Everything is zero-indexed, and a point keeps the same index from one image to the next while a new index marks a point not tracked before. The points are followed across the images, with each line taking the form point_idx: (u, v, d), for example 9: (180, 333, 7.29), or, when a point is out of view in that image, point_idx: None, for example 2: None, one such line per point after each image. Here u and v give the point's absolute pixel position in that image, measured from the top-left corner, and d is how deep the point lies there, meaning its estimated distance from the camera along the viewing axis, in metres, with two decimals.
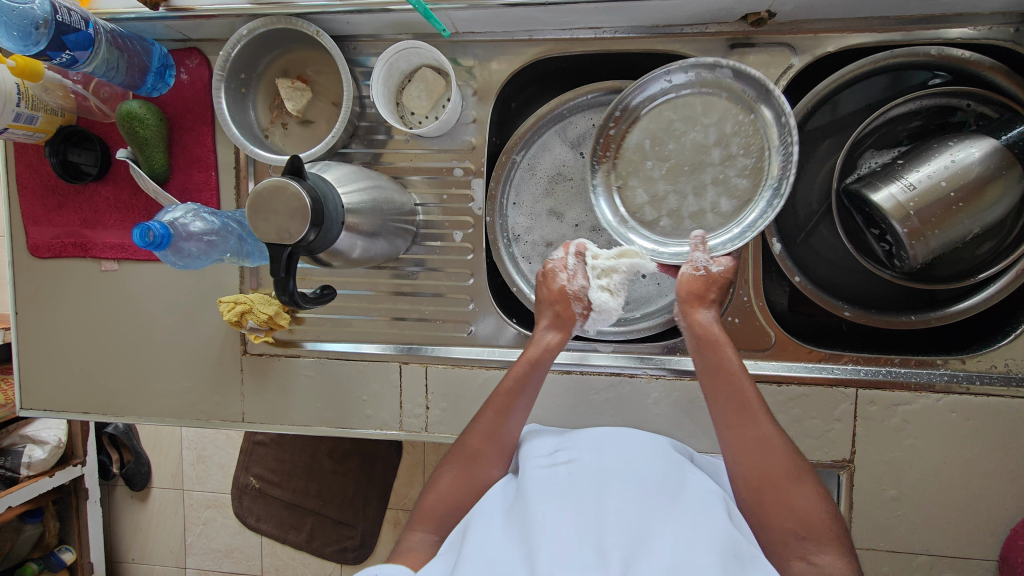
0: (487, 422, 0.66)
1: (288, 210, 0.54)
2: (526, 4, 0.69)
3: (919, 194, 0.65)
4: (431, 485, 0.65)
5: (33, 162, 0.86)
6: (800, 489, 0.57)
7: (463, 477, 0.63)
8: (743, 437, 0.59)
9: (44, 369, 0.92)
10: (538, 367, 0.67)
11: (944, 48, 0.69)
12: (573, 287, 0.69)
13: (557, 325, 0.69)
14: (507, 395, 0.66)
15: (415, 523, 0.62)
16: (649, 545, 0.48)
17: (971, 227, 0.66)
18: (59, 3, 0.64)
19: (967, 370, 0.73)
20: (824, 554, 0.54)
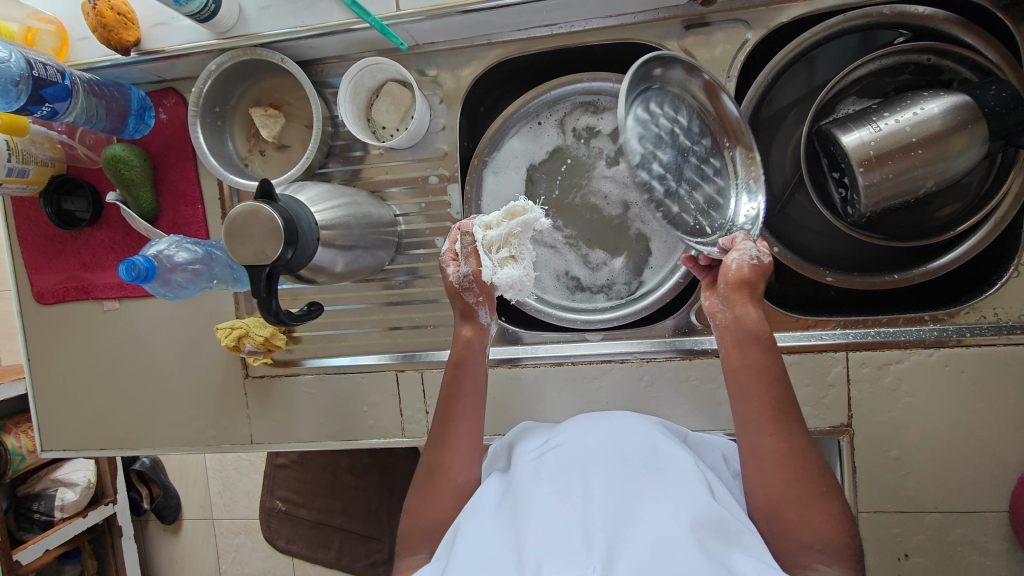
0: (437, 435, 0.67)
1: (262, 233, 0.56)
2: (479, 9, 0.71)
3: (881, 142, 0.65)
4: (412, 506, 0.65)
5: (31, 215, 0.90)
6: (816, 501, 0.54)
7: (435, 494, 0.64)
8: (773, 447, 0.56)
9: (62, 410, 0.95)
10: (467, 366, 0.68)
11: (897, 5, 0.70)
12: (457, 278, 0.66)
13: (466, 319, 0.69)
14: (448, 400, 0.67)
15: (407, 548, 0.64)
16: (634, 521, 0.50)
17: (929, 178, 0.66)
18: (35, 59, 0.67)
19: (956, 323, 0.73)
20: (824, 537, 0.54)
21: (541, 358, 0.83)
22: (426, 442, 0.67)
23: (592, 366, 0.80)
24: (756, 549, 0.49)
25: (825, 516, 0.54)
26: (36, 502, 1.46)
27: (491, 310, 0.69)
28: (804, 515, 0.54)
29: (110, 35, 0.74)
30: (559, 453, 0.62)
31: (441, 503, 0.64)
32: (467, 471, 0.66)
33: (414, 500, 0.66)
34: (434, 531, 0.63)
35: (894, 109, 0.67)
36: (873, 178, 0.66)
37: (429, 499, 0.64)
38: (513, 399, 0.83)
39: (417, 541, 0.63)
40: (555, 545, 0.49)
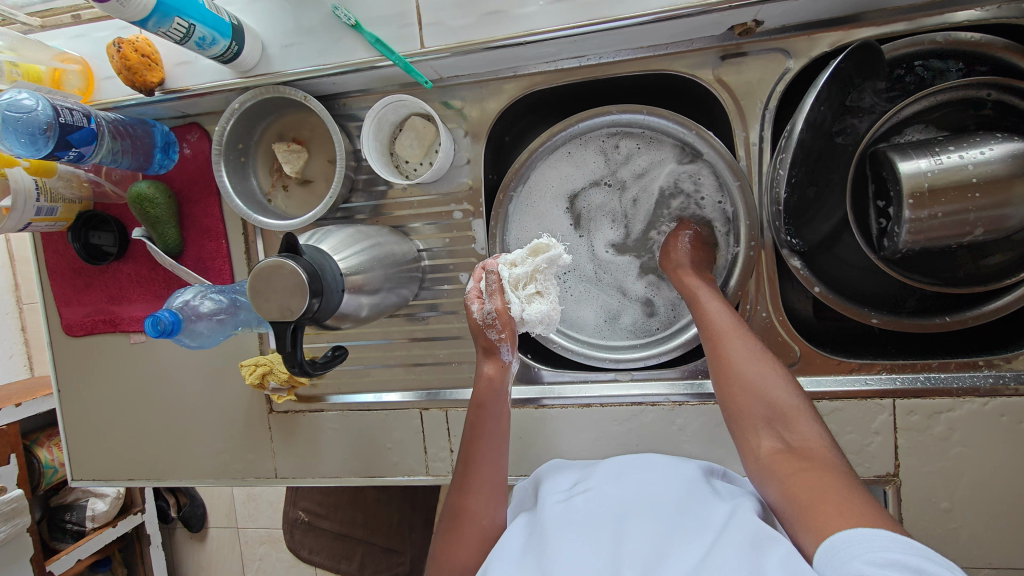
0: (460, 478, 0.65)
1: (287, 288, 0.54)
2: (507, 44, 0.69)
3: (937, 176, 0.61)
4: (437, 552, 0.63)
5: (60, 248, 0.90)
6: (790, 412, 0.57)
7: (458, 538, 0.61)
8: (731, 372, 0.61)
9: (91, 440, 0.96)
10: (489, 407, 0.65)
11: (950, 33, 0.65)
12: (480, 316, 0.63)
13: (489, 356, 0.65)
14: (471, 438, 0.66)
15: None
16: (666, 563, 0.46)
17: (980, 225, 0.62)
18: (61, 105, 0.67)
19: (1014, 370, 0.69)
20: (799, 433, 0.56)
21: (569, 398, 0.80)
22: (450, 486, 0.65)
23: (622, 408, 0.78)
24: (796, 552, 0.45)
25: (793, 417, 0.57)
26: (69, 513, 1.49)
27: (513, 347, 0.65)
28: (779, 417, 0.57)
29: (135, 77, 0.73)
30: (588, 501, 0.59)
31: (467, 549, 0.61)
32: (493, 514, 0.63)
33: (440, 546, 0.62)
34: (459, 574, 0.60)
35: (958, 145, 0.63)
36: (921, 218, 0.62)
37: (452, 545, 0.61)
38: (539, 439, 0.81)
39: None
40: None
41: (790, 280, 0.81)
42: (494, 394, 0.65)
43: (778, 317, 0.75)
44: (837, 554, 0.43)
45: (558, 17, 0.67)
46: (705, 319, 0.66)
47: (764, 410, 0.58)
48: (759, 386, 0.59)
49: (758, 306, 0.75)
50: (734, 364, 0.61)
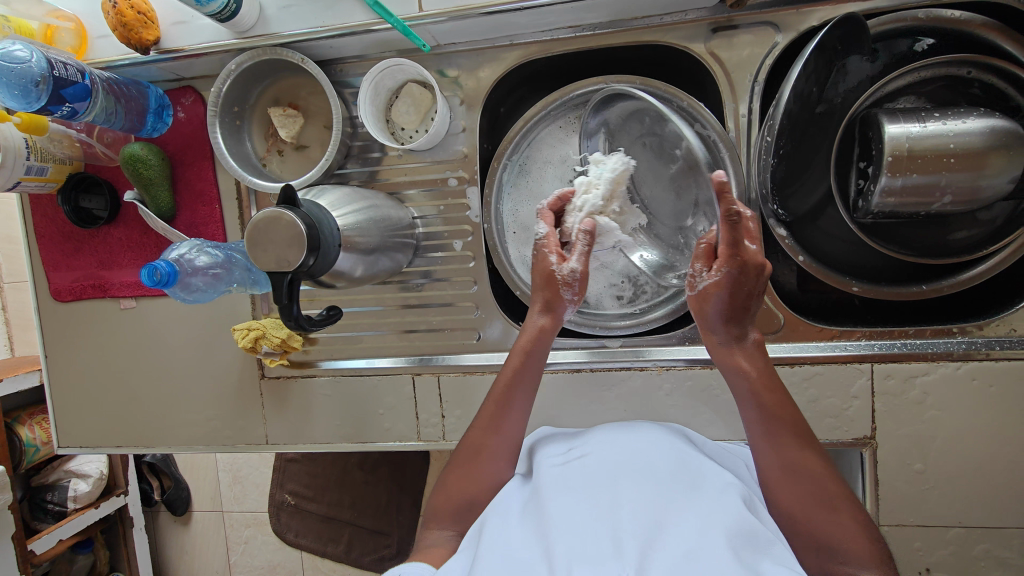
0: (488, 416, 0.66)
1: (284, 239, 0.55)
2: (503, 10, 0.70)
3: (917, 141, 0.64)
4: (444, 482, 0.65)
5: (49, 212, 0.89)
6: (837, 517, 0.55)
7: (467, 476, 0.63)
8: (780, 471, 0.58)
9: (80, 406, 0.96)
10: (534, 356, 0.66)
11: (932, 10, 0.68)
12: (563, 271, 0.64)
13: (546, 309, 0.67)
14: (506, 388, 0.66)
15: (433, 520, 0.64)
16: (664, 535, 0.47)
17: (950, 193, 0.65)
18: (55, 59, 0.67)
19: (986, 336, 0.72)
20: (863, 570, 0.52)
21: (560, 364, 0.82)
22: (475, 423, 0.66)
23: (611, 373, 0.80)
24: (786, 560, 0.46)
25: (841, 521, 0.54)
26: (50, 492, 1.47)
27: (577, 306, 0.67)
28: (846, 558, 0.53)
29: (130, 35, 0.73)
30: (584, 462, 0.59)
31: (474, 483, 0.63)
32: (503, 460, 0.64)
33: (449, 478, 0.65)
34: (463, 513, 0.63)
35: (943, 114, 0.65)
36: (894, 182, 0.65)
37: (460, 481, 0.63)
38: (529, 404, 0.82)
39: (443, 517, 0.63)
40: (584, 549, 0.46)
41: (775, 252, 0.84)
42: (541, 343, 0.66)
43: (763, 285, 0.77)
44: None
45: None
46: (768, 434, 0.59)
47: (822, 545, 0.54)
48: (825, 525, 0.55)
49: None
50: (797, 489, 0.57)
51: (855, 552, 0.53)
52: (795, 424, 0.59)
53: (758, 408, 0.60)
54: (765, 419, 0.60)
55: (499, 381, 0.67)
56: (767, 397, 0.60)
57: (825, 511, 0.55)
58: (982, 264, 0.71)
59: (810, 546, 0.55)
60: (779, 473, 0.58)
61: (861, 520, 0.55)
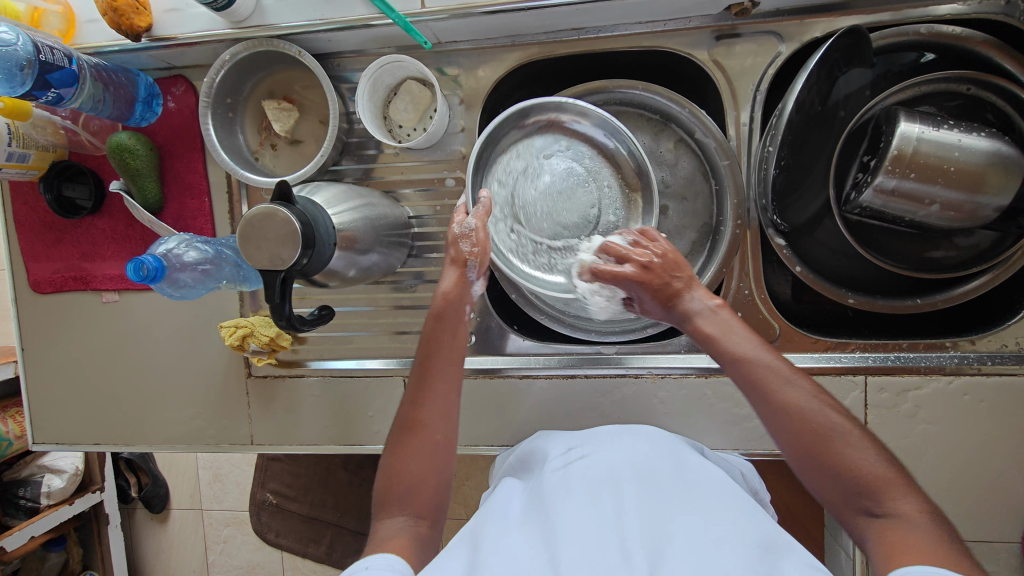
0: (413, 386, 0.61)
1: (278, 236, 0.53)
2: (508, 9, 0.69)
3: (924, 142, 0.63)
4: (387, 461, 0.59)
5: (30, 201, 0.86)
6: (852, 445, 0.50)
7: (409, 451, 0.58)
8: (774, 405, 0.53)
9: (58, 403, 0.92)
10: (448, 321, 0.63)
11: (933, 25, 0.69)
12: (458, 228, 0.64)
13: (454, 269, 0.64)
14: (447, 364, 0.62)
15: (384, 508, 0.57)
16: (674, 540, 0.46)
17: (938, 201, 0.65)
18: (41, 42, 0.64)
19: (977, 351, 0.72)
20: (896, 500, 0.47)
21: (553, 369, 0.81)
22: (403, 396, 0.61)
23: (605, 380, 0.79)
24: (807, 560, 0.44)
25: (858, 449, 0.50)
26: (22, 488, 1.42)
27: (482, 272, 0.65)
28: (864, 488, 0.48)
29: (122, 20, 0.71)
30: (585, 466, 0.58)
31: (420, 461, 0.58)
32: (446, 430, 0.60)
33: (391, 456, 0.59)
34: (414, 492, 0.57)
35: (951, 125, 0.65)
36: (889, 183, 0.66)
37: (403, 456, 0.58)
38: (522, 409, 0.81)
39: (394, 502, 0.57)
40: (594, 561, 0.44)
41: (771, 262, 0.84)
42: (453, 305, 0.63)
43: (760, 295, 0.77)
44: None
45: None
46: (749, 387, 0.55)
47: (840, 479, 0.49)
48: (837, 462, 0.50)
49: (742, 283, 0.77)
50: (794, 434, 0.52)
51: (868, 483, 0.48)
52: (773, 359, 0.55)
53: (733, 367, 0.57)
54: (740, 370, 0.56)
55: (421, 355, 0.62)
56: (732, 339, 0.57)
57: (835, 438, 0.50)
58: (973, 281, 0.72)
59: (829, 485, 0.50)
60: (776, 424, 0.53)
61: (869, 441, 0.50)
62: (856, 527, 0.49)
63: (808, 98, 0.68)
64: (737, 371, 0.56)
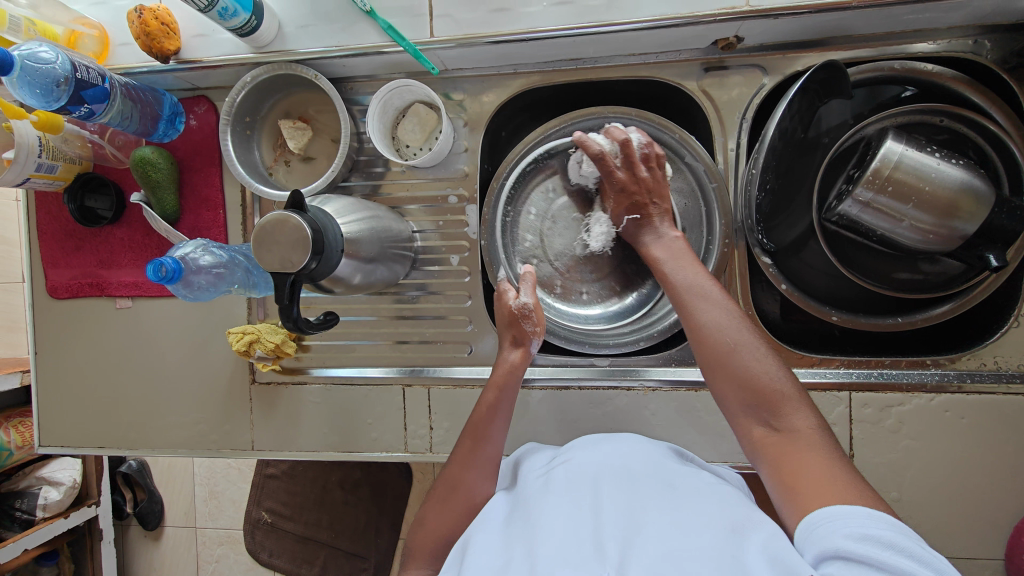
0: (466, 450, 0.66)
1: (290, 241, 0.57)
2: (510, 40, 0.74)
3: (906, 160, 0.67)
4: (422, 519, 0.65)
5: (53, 210, 0.91)
6: (766, 364, 0.57)
7: (447, 507, 0.63)
8: (697, 324, 0.61)
9: (67, 406, 0.95)
10: (508, 388, 0.69)
11: (907, 61, 0.73)
12: (518, 305, 0.71)
13: (517, 344, 0.72)
14: (485, 415, 0.67)
15: (410, 560, 0.62)
16: (643, 529, 0.48)
17: (910, 218, 0.68)
18: (78, 62, 0.70)
19: (958, 369, 0.75)
20: (790, 417, 0.54)
21: (549, 380, 0.83)
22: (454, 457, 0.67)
23: (598, 391, 0.81)
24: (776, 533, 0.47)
25: (772, 367, 0.57)
26: (20, 499, 1.43)
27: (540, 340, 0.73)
28: (761, 399, 0.56)
29: (152, 44, 0.77)
30: (567, 468, 0.60)
31: (450, 517, 0.63)
32: (483, 488, 0.64)
33: (427, 514, 0.65)
34: (441, 550, 0.62)
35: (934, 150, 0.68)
36: (866, 196, 0.69)
37: (440, 514, 0.63)
38: (517, 419, 0.83)
39: (421, 556, 0.62)
40: (569, 554, 0.47)
41: (760, 282, 0.87)
42: (511, 380, 0.69)
43: (748, 311, 0.80)
44: (821, 526, 0.46)
45: (561, 17, 0.73)
46: (680, 305, 0.63)
47: (746, 394, 0.57)
48: (745, 373, 0.57)
49: (730, 300, 0.81)
50: (707, 348, 0.59)
51: (765, 394, 0.56)
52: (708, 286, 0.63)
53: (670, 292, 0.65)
54: (676, 298, 0.64)
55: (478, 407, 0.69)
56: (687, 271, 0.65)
57: (752, 357, 0.57)
58: (942, 306, 0.76)
59: (732, 394, 0.58)
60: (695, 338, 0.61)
61: (778, 364, 0.58)
62: (749, 436, 0.57)
63: (790, 124, 0.73)
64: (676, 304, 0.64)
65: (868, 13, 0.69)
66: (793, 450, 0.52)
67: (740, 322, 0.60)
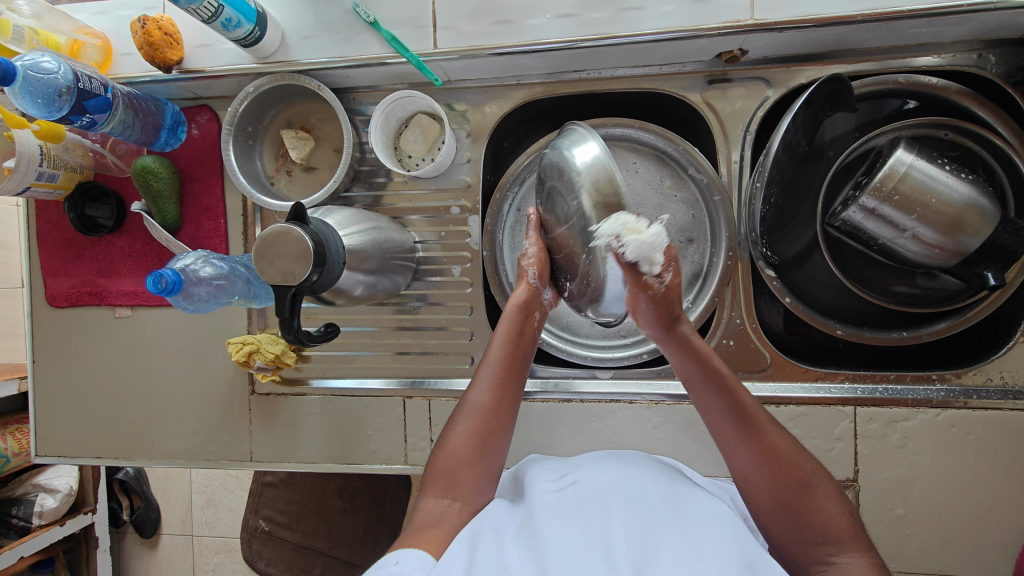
0: (494, 386, 0.64)
1: (291, 254, 0.56)
2: (513, 52, 0.74)
3: (914, 170, 0.66)
4: (443, 442, 0.63)
5: (53, 218, 0.90)
6: (823, 498, 0.56)
7: (470, 433, 0.62)
8: (750, 449, 0.59)
9: (65, 413, 0.94)
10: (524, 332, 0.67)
11: (911, 75, 0.73)
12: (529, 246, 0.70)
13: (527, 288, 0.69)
14: (507, 365, 0.65)
15: (429, 486, 0.60)
16: (658, 556, 0.47)
17: (915, 227, 0.68)
18: (81, 72, 0.70)
19: (964, 384, 0.74)
20: (848, 553, 0.53)
21: (550, 393, 0.83)
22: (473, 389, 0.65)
23: (601, 404, 0.81)
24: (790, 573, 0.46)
25: (831, 504, 0.56)
26: (16, 506, 1.41)
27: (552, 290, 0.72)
28: (826, 537, 0.54)
29: (155, 54, 0.77)
30: (577, 489, 0.59)
31: (471, 445, 0.61)
32: (504, 420, 0.64)
33: (448, 436, 0.63)
34: (459, 475, 0.60)
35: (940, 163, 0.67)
36: (872, 204, 0.69)
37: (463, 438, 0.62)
38: (518, 432, 0.82)
39: (440, 485, 0.59)
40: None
41: (763, 294, 0.87)
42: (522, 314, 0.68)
43: (752, 324, 0.80)
44: None
45: (565, 30, 0.73)
46: (735, 423, 0.60)
47: (807, 526, 0.55)
48: (805, 506, 0.56)
49: (734, 312, 0.80)
50: (767, 476, 0.57)
51: (832, 533, 0.54)
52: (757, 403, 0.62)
53: (724, 397, 0.62)
54: (727, 407, 0.61)
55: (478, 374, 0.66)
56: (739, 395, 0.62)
57: (810, 490, 0.56)
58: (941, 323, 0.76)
59: (792, 531, 0.56)
60: (753, 465, 0.58)
61: (835, 497, 0.57)
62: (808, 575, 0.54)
63: (795, 136, 0.72)
64: (722, 416, 0.61)
65: (872, 27, 0.69)
66: None
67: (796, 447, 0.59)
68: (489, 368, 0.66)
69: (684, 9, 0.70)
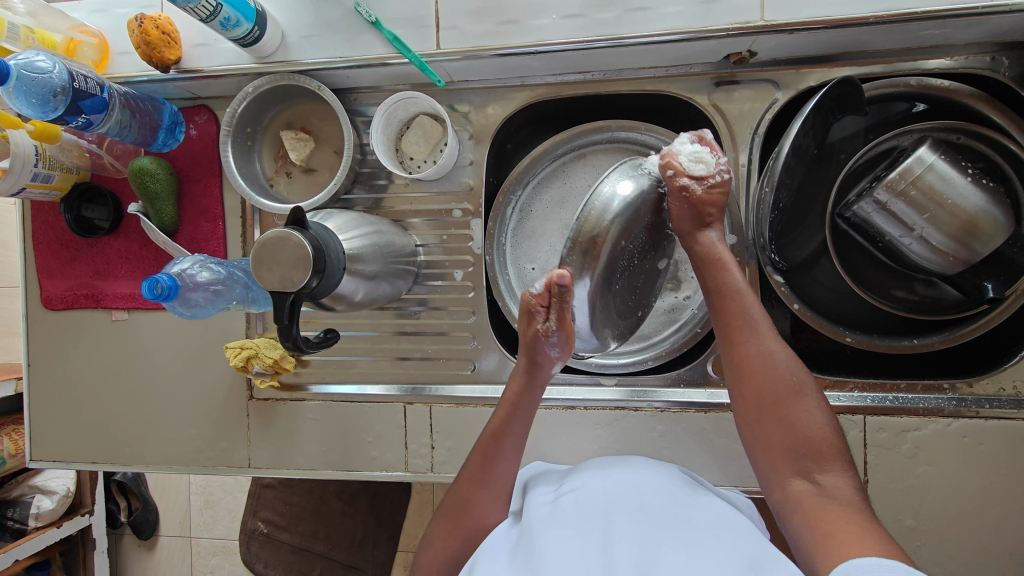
0: (474, 468, 0.66)
1: (290, 259, 0.55)
2: (518, 53, 0.72)
3: (931, 171, 0.65)
4: (432, 534, 0.65)
5: (49, 219, 0.89)
6: (800, 406, 0.58)
7: (454, 528, 0.63)
8: (745, 355, 0.60)
9: (60, 419, 0.93)
10: (519, 409, 0.67)
11: (923, 78, 0.72)
12: (544, 331, 0.61)
13: (533, 365, 0.65)
14: (493, 438, 0.66)
15: (419, 572, 0.64)
16: (660, 566, 0.45)
17: (925, 229, 0.66)
18: (76, 72, 0.68)
19: (975, 394, 0.73)
20: (829, 471, 0.56)
21: (553, 400, 0.81)
22: (463, 472, 0.66)
23: (606, 412, 0.79)
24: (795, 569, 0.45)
25: (811, 410, 0.58)
26: (11, 509, 1.39)
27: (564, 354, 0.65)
28: (809, 449, 0.57)
29: (153, 53, 0.75)
30: (577, 498, 0.58)
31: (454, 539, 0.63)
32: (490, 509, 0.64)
33: (436, 530, 0.65)
34: (450, 565, 0.62)
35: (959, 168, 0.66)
36: (886, 199, 0.68)
37: (449, 533, 0.63)
38: None
39: (429, 570, 0.63)
40: None
41: (770, 300, 0.86)
42: (528, 394, 0.67)
43: None
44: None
45: (570, 30, 0.71)
46: (726, 329, 0.61)
47: (791, 440, 0.57)
48: (785, 420, 0.58)
49: None
50: (762, 385, 0.59)
51: (816, 445, 0.57)
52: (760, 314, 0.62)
53: (717, 303, 0.62)
54: (718, 304, 0.62)
55: (486, 432, 0.67)
56: (730, 302, 0.61)
57: (797, 400, 0.58)
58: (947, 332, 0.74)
59: (778, 442, 0.58)
60: (744, 366, 0.60)
61: (822, 409, 0.59)
62: (784, 488, 0.57)
63: (807, 137, 0.71)
64: (723, 321, 0.61)
65: (885, 28, 0.67)
66: (834, 508, 0.52)
67: (789, 355, 0.60)
68: (478, 446, 0.67)
69: (692, 10, 0.69)
